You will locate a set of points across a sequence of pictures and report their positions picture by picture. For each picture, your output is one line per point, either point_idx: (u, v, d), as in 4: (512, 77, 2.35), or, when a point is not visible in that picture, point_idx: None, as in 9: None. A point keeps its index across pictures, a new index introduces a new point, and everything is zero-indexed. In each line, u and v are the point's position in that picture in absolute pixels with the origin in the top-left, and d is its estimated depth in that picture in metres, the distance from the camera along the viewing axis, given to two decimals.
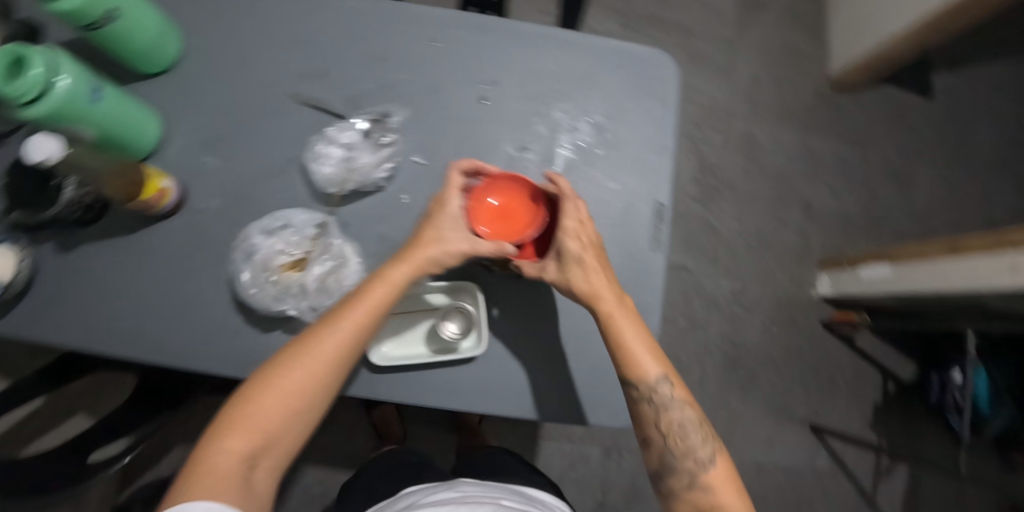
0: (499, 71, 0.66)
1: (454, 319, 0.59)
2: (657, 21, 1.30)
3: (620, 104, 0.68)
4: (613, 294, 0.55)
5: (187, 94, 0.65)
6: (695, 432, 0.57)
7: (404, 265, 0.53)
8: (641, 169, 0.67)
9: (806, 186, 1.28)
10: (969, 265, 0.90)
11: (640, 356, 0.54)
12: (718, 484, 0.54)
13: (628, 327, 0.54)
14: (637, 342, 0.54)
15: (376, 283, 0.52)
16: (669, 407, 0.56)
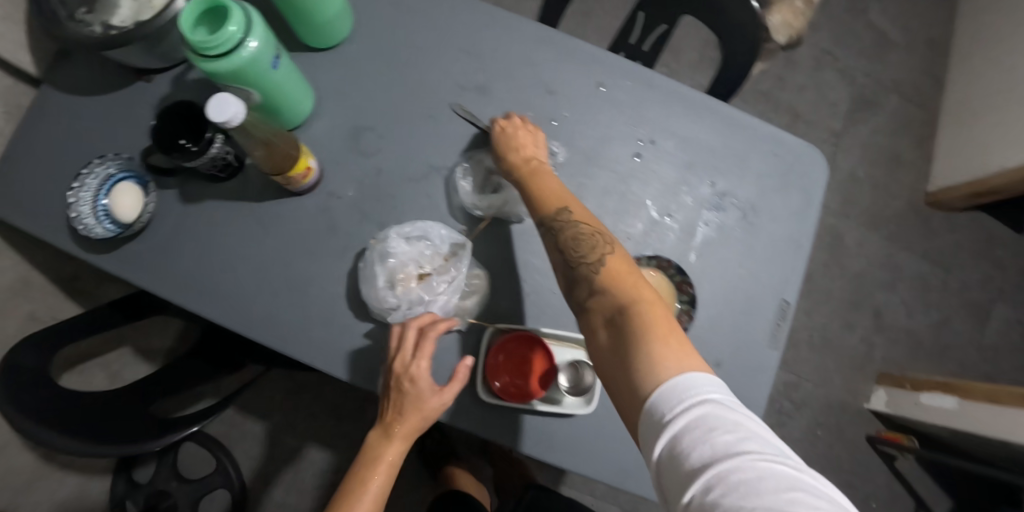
0: (659, 131, 0.64)
1: (566, 373, 0.56)
2: (768, 98, 1.31)
3: (767, 193, 0.66)
4: (531, 151, 0.56)
5: (345, 74, 0.63)
6: (595, 246, 0.46)
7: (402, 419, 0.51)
8: (775, 262, 0.65)
9: (882, 295, 1.25)
10: None
11: (550, 194, 0.51)
12: (625, 285, 0.42)
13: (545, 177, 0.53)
14: (554, 186, 0.52)
15: (411, 413, 0.50)
16: (568, 227, 0.48)
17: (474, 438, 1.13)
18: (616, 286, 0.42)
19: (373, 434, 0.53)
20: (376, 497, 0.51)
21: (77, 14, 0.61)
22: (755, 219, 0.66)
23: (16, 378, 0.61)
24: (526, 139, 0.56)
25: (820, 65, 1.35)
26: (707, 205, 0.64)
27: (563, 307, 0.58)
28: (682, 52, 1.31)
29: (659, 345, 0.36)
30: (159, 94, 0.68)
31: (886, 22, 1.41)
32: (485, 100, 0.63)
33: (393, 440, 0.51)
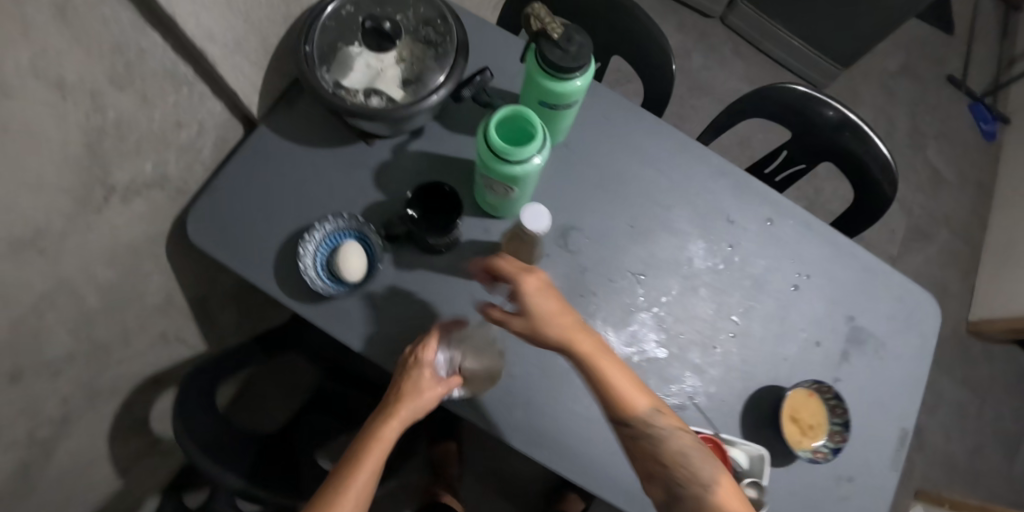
0: (813, 267, 0.74)
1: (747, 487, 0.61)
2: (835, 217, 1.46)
3: (894, 333, 0.76)
4: (577, 328, 0.55)
5: (558, 177, 0.72)
6: (700, 459, 0.53)
7: (392, 423, 0.57)
8: (899, 396, 0.74)
9: (924, 414, 1.35)
10: None
11: (625, 390, 0.54)
12: (701, 469, 0.53)
13: (605, 361, 0.54)
14: (622, 381, 0.54)
15: (392, 420, 0.57)
16: (664, 436, 0.53)
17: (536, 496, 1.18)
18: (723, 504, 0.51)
19: (372, 421, 0.58)
20: (370, 475, 0.55)
21: (320, 72, 0.71)
22: (883, 356, 0.75)
23: (206, 426, 0.69)
24: (548, 301, 0.55)
25: None
26: (847, 336, 0.74)
27: (731, 413, 0.66)
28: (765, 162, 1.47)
29: None
30: (378, 160, 0.76)
31: (940, 162, 1.59)
32: (674, 217, 0.72)
33: (391, 421, 0.57)
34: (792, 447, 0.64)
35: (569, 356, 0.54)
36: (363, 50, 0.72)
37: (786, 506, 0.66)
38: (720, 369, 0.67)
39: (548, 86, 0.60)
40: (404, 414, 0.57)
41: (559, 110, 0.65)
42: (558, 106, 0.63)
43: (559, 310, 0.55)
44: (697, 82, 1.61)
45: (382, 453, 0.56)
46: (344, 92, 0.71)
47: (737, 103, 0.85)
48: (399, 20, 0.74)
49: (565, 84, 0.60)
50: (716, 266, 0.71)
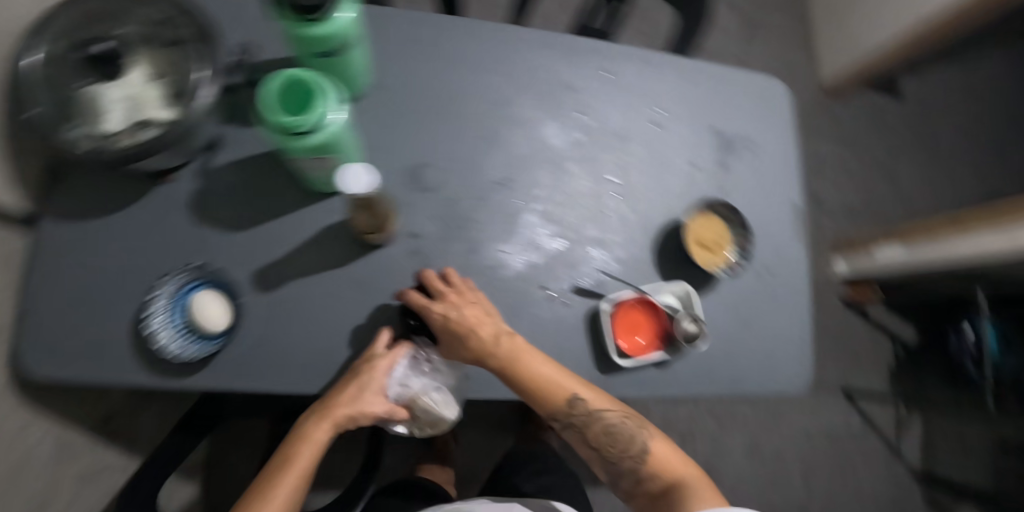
0: (663, 98, 0.74)
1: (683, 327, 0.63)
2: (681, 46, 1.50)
3: (756, 125, 0.79)
4: (501, 342, 0.60)
5: (383, 121, 0.65)
6: (625, 429, 0.64)
7: (324, 428, 0.63)
8: (778, 178, 0.79)
9: (816, 182, 1.51)
10: (974, 239, 1.11)
11: (564, 392, 0.60)
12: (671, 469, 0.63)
13: (539, 369, 0.59)
14: (551, 382, 0.59)
15: (323, 425, 0.62)
16: (602, 421, 0.62)
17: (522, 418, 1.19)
18: (654, 463, 0.64)
19: (309, 423, 0.63)
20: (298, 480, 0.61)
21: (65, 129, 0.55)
22: (753, 150, 0.78)
23: None
24: (482, 320, 0.60)
25: None
26: (718, 147, 0.75)
27: (647, 266, 0.67)
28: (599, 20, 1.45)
29: (694, 497, 0.60)
30: (187, 195, 0.64)
31: None
32: (516, 111, 0.68)
33: (323, 426, 0.62)
34: (705, 266, 0.67)
35: (502, 370, 0.60)
36: (106, 78, 0.56)
37: (723, 318, 0.71)
38: (620, 232, 0.67)
39: (311, 33, 0.52)
40: (340, 424, 0.63)
41: (339, 57, 0.57)
42: (335, 50, 0.56)
43: (484, 325, 0.59)
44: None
45: (312, 452, 0.63)
46: (109, 142, 0.56)
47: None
48: (126, 30, 0.59)
49: (329, 23, 0.52)
50: (575, 139, 0.69)
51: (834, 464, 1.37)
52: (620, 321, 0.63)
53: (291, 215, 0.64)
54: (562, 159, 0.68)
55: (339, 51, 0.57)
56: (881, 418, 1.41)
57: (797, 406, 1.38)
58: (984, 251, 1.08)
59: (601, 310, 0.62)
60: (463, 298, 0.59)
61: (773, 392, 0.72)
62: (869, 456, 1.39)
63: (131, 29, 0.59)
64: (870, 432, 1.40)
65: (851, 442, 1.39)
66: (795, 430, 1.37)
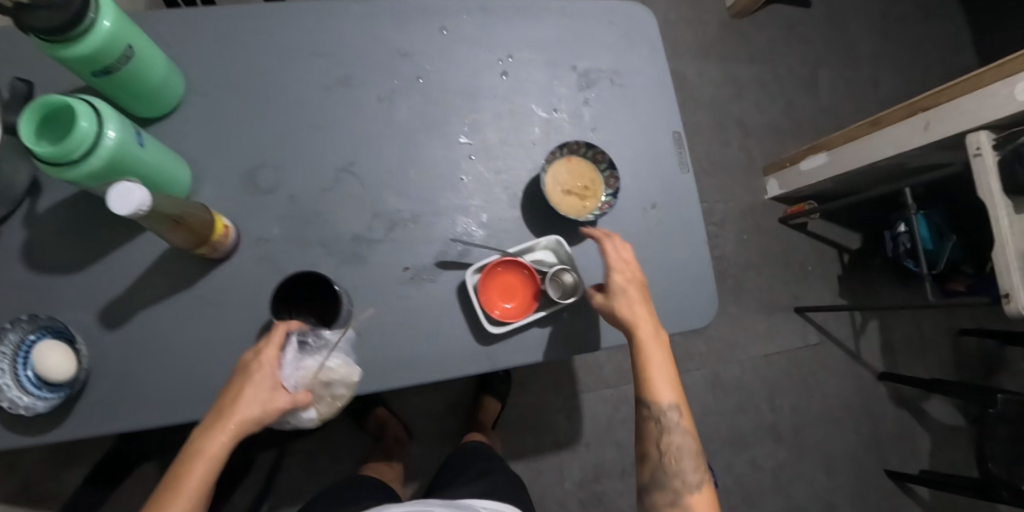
0: (512, 45, 0.69)
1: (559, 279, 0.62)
2: None
3: (621, 54, 0.74)
4: (646, 314, 0.60)
5: (211, 128, 0.61)
6: (688, 457, 0.62)
7: (220, 434, 0.49)
8: (656, 105, 0.74)
9: (736, 107, 1.45)
10: (892, 134, 1.09)
11: (658, 385, 0.62)
12: (693, 489, 0.61)
13: (654, 352, 0.60)
14: (658, 372, 0.61)
15: (221, 430, 0.49)
16: (670, 432, 0.62)
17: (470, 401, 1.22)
18: (696, 504, 0.60)
19: (203, 429, 0.50)
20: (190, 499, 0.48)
21: None
22: (621, 81, 0.73)
23: None
24: (634, 298, 0.60)
25: None
26: (580, 85, 0.71)
27: (515, 226, 0.64)
28: None
29: None
30: (18, 245, 0.59)
31: None
32: (350, 89, 0.64)
33: (219, 436, 0.49)
34: (569, 213, 0.64)
35: (630, 338, 0.59)
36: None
37: None
38: (481, 196, 0.64)
39: (70, 54, 0.47)
40: (238, 427, 0.50)
41: (124, 69, 0.52)
42: (116, 64, 0.50)
43: (641, 299, 0.60)
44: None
45: (211, 469, 0.50)
46: None
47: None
48: None
49: (91, 37, 0.47)
50: (418, 107, 0.65)
51: (797, 382, 1.39)
52: (490, 286, 0.61)
53: (131, 244, 0.60)
54: (408, 132, 0.64)
55: (120, 63, 0.51)
56: (837, 328, 1.44)
57: (752, 333, 1.38)
58: (907, 147, 1.07)
59: (467, 279, 0.60)
60: (632, 268, 0.61)
61: (679, 329, 0.69)
62: (831, 367, 1.42)
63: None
64: (829, 344, 1.43)
65: (811, 358, 1.41)
66: (752, 356, 1.37)
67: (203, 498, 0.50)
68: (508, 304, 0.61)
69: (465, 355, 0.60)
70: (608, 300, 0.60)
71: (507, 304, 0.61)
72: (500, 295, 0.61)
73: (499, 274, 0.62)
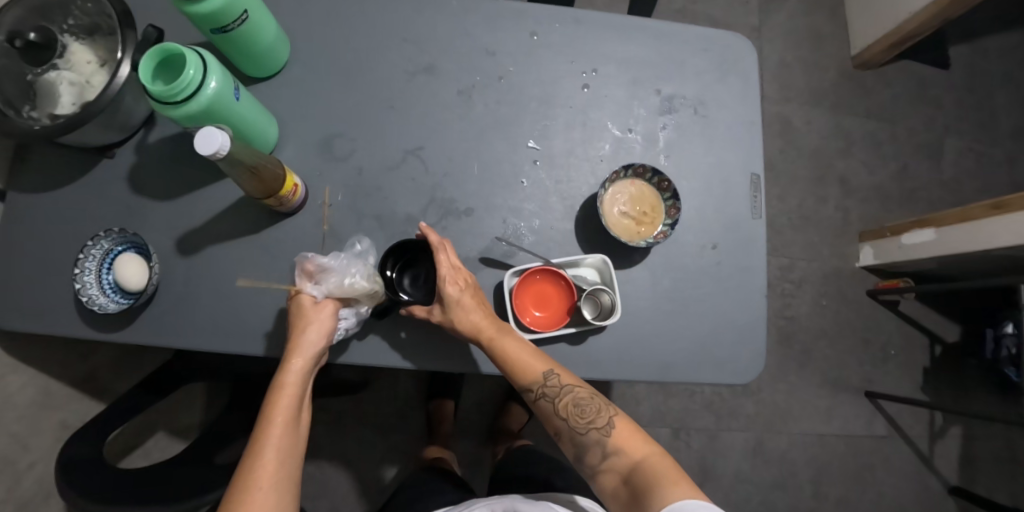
0: (597, 59, 0.68)
1: (597, 299, 0.62)
2: (685, 14, 1.30)
3: (711, 86, 0.70)
4: (476, 309, 0.57)
5: (305, 95, 0.66)
6: (589, 405, 0.57)
7: (295, 363, 0.53)
8: (737, 143, 0.70)
9: (841, 163, 1.29)
10: (1016, 221, 0.95)
11: (524, 361, 0.56)
12: (630, 445, 0.54)
13: (507, 340, 0.57)
14: (521, 352, 0.57)
15: (295, 358, 0.53)
16: (562, 395, 0.57)
17: (490, 406, 1.16)
18: (622, 445, 0.54)
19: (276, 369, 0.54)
20: (285, 428, 0.51)
21: (24, 112, 0.59)
22: (705, 113, 0.70)
23: (100, 475, 0.62)
24: (466, 295, 0.57)
25: None
26: (660, 109, 0.68)
27: (564, 237, 0.63)
28: None
29: (664, 487, 0.48)
30: (127, 169, 0.67)
31: None
32: (433, 78, 0.66)
33: (291, 364, 0.53)
34: (620, 234, 0.61)
35: (477, 342, 0.57)
36: (54, 64, 0.59)
37: (656, 296, 0.64)
38: (537, 202, 0.63)
39: (192, 13, 0.51)
40: (304, 350, 0.53)
41: (238, 31, 0.56)
42: (232, 24, 0.55)
43: (469, 294, 0.57)
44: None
45: (297, 400, 0.53)
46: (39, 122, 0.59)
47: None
48: (69, 29, 0.62)
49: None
50: (493, 104, 0.66)
51: (851, 474, 1.24)
52: (523, 292, 0.61)
53: (216, 186, 0.66)
54: (479, 128, 0.65)
55: (235, 25, 0.55)
56: (912, 426, 1.28)
57: (813, 409, 1.23)
58: None
59: (504, 281, 0.60)
60: (462, 275, 0.58)
61: (718, 381, 0.64)
62: (895, 467, 1.27)
63: (69, 27, 0.62)
64: (898, 440, 1.27)
65: (873, 453, 1.25)
66: (805, 433, 1.22)
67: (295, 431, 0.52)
68: (535, 313, 0.61)
69: None
70: (445, 312, 0.56)
71: (537, 313, 0.62)
72: (524, 301, 0.61)
73: (535, 282, 0.61)
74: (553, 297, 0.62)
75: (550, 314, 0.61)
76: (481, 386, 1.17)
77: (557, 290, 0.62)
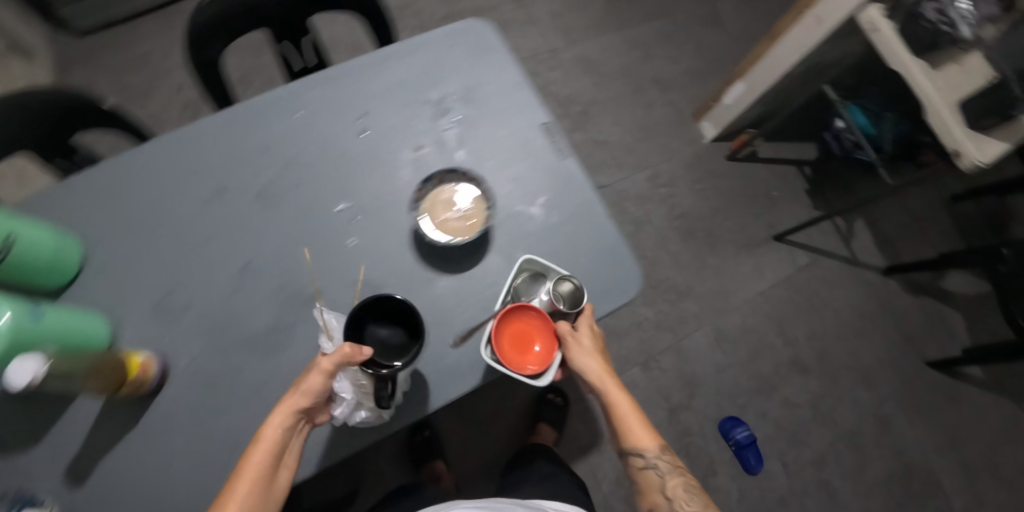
0: (362, 102, 0.73)
1: (560, 297, 0.62)
2: (454, 18, 1.38)
3: (470, 72, 0.76)
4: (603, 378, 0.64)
5: (118, 276, 0.66)
6: (694, 500, 0.65)
7: (279, 412, 0.54)
8: (517, 106, 0.75)
9: (647, 68, 1.41)
10: (793, 36, 1.11)
11: (636, 431, 0.65)
12: None
13: (625, 404, 0.65)
14: (633, 421, 0.65)
15: (279, 408, 0.54)
16: (663, 472, 0.65)
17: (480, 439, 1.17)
18: None
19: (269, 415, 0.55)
20: (259, 474, 0.53)
21: None
22: (477, 97, 0.75)
23: None
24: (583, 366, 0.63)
25: None
26: (438, 115, 0.73)
27: (412, 266, 0.66)
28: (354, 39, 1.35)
29: None
30: None
31: None
32: (228, 196, 0.68)
33: (277, 415, 0.54)
34: (438, 236, 0.66)
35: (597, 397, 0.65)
36: None
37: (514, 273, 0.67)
38: (373, 250, 0.66)
39: None
40: (290, 403, 0.54)
41: (15, 257, 0.55)
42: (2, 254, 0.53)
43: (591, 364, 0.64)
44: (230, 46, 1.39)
45: (276, 449, 0.54)
46: None
47: (192, 32, 0.73)
48: None
49: None
50: (293, 188, 0.69)
51: (803, 309, 1.34)
52: (507, 350, 0.59)
53: (74, 407, 0.64)
54: (291, 215, 0.67)
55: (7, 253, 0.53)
56: (826, 243, 1.41)
57: (743, 275, 1.32)
58: (809, 44, 1.09)
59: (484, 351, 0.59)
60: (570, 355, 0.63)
61: (609, 310, 0.67)
62: (833, 282, 1.38)
63: None
64: (822, 259, 1.39)
65: (810, 281, 1.36)
66: (749, 298, 1.31)
67: (270, 476, 0.53)
68: (530, 354, 0.60)
69: (400, 405, 0.61)
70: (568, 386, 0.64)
71: (534, 352, 0.60)
72: (515, 349, 0.59)
73: (512, 326, 0.61)
74: (535, 328, 0.61)
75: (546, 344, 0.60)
76: (460, 430, 1.18)
77: (535, 322, 0.61)
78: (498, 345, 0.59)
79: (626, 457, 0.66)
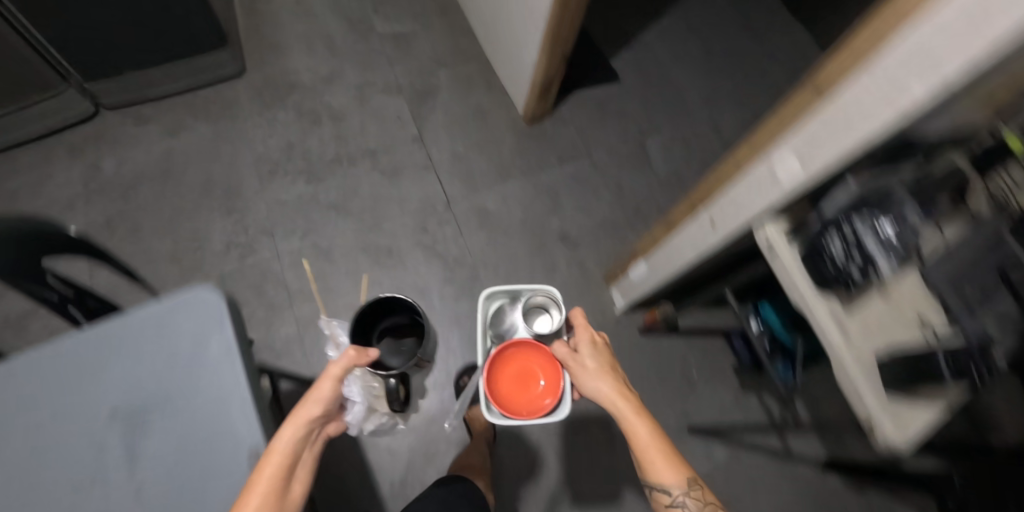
0: (35, 408, 0.59)
1: (537, 312, 0.86)
2: (342, 160, 1.27)
3: (176, 364, 0.61)
4: (617, 394, 0.65)
5: None
6: None
7: (289, 425, 0.58)
8: (224, 416, 0.59)
9: (554, 222, 1.27)
10: (687, 231, 0.89)
11: (657, 463, 0.61)
12: None
13: (646, 431, 0.62)
14: (654, 446, 0.62)
15: (303, 407, 0.60)
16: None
17: None
18: None
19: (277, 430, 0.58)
20: (275, 475, 0.54)
21: None
22: (178, 402, 0.59)
23: None
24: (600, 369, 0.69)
25: (363, 94, 1.36)
26: (120, 430, 0.59)
27: None
28: (231, 182, 1.25)
29: None
30: None
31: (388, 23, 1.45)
32: None
33: (288, 426, 0.58)
34: None
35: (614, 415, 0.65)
36: None
37: None
38: None
39: None
40: (301, 414, 0.59)
41: None
42: None
43: (608, 375, 0.68)
44: (98, 179, 1.27)
45: (286, 459, 0.55)
46: None
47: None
48: None
49: None
50: None
51: None
52: (507, 393, 0.68)
53: None
54: None
55: None
56: (754, 433, 1.20)
57: None
58: (701, 244, 0.84)
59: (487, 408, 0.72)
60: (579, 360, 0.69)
61: None
62: (758, 483, 1.18)
63: None
64: (745, 454, 1.19)
65: (728, 482, 1.17)
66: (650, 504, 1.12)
67: (282, 482, 0.54)
68: (542, 385, 0.68)
69: None
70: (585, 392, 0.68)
71: (541, 384, 0.68)
72: (517, 386, 0.69)
73: (514, 361, 0.70)
74: (534, 357, 0.69)
75: (545, 375, 0.68)
76: None
77: (534, 355, 0.69)
78: (500, 384, 0.69)
79: (653, 490, 0.62)
